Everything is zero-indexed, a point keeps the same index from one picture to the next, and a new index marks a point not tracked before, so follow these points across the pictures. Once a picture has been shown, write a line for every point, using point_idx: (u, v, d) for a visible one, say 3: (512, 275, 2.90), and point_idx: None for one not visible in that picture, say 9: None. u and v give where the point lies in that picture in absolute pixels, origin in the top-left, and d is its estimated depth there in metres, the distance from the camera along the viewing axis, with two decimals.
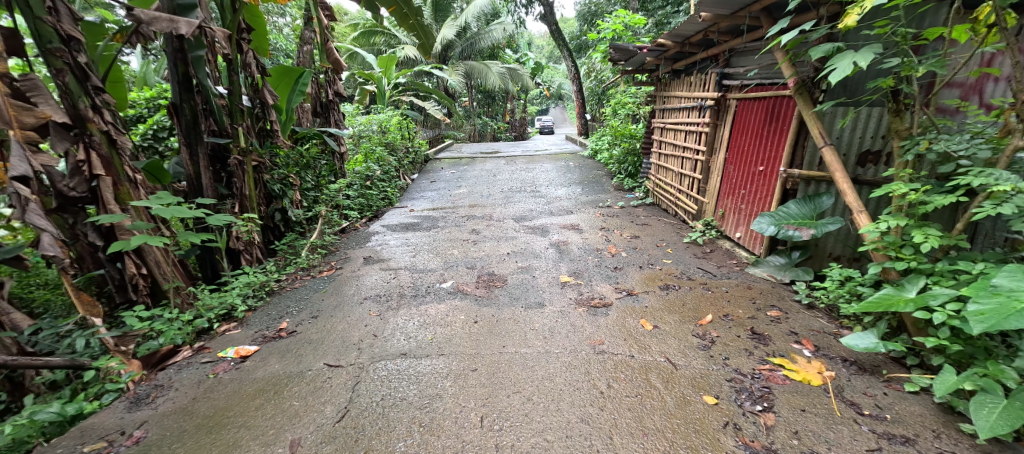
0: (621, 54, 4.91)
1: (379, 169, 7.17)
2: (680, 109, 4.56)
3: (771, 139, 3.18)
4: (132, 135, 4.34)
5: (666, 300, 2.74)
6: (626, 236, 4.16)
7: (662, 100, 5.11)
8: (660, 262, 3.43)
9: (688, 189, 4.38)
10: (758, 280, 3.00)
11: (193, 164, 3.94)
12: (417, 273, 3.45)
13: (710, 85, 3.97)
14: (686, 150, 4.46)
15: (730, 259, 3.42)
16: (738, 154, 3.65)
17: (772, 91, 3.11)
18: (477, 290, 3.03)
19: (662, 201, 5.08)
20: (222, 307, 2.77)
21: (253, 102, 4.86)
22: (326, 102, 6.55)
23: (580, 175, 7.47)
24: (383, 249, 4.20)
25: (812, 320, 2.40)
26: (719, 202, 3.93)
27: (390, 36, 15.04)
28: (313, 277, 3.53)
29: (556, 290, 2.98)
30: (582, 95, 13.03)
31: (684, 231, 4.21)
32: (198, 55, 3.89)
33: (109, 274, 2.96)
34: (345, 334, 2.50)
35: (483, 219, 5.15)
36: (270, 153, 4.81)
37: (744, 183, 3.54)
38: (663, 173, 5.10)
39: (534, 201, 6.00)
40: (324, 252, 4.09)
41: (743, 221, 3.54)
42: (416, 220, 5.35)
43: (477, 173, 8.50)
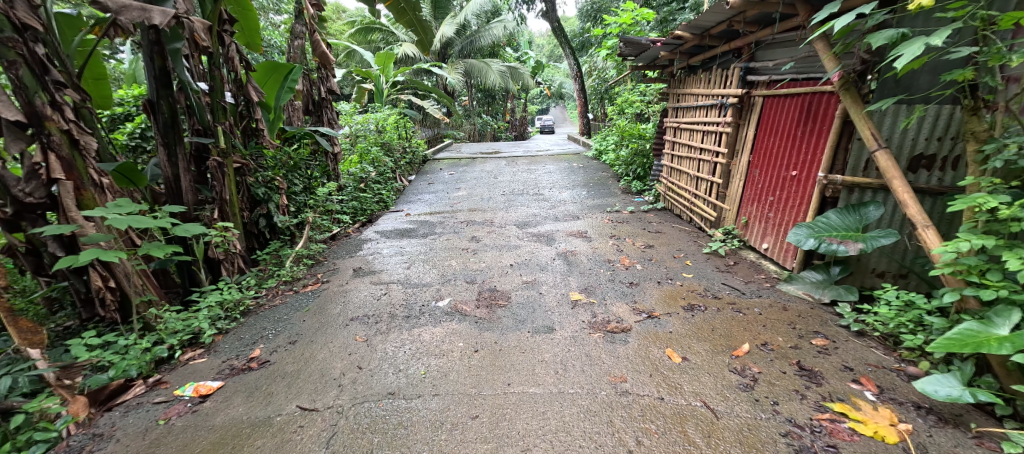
0: (631, 48, 4.59)
1: (374, 171, 6.83)
2: (696, 107, 4.21)
3: (806, 141, 2.85)
4: (118, 134, 4.02)
5: (693, 324, 2.40)
6: (639, 246, 3.83)
7: (676, 98, 4.75)
8: (680, 277, 3.10)
9: (705, 194, 4.05)
10: (793, 299, 2.67)
11: (171, 166, 3.60)
12: (411, 288, 3.12)
13: (731, 82, 3.64)
14: (702, 152, 4.13)
15: (757, 273, 3.09)
16: (765, 157, 3.32)
17: (808, 87, 2.78)
18: (477, 311, 2.68)
19: (675, 206, 4.75)
20: (187, 331, 2.43)
21: (237, 99, 4.51)
22: (318, 100, 6.19)
23: (585, 177, 7.13)
24: (375, 259, 3.87)
25: (866, 352, 2.07)
26: (742, 209, 3.61)
27: (389, 33, 14.67)
28: (296, 291, 3.19)
29: (566, 311, 2.64)
30: (584, 94, 12.67)
31: (701, 240, 3.89)
32: (177, 48, 3.60)
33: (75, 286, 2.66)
34: (326, 365, 2.17)
35: (484, 225, 4.80)
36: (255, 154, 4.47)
37: (772, 189, 3.21)
38: (676, 176, 4.76)
39: (537, 205, 5.67)
40: (311, 262, 3.75)
41: (771, 231, 3.22)
42: (413, 226, 5.03)
43: (477, 174, 8.16)
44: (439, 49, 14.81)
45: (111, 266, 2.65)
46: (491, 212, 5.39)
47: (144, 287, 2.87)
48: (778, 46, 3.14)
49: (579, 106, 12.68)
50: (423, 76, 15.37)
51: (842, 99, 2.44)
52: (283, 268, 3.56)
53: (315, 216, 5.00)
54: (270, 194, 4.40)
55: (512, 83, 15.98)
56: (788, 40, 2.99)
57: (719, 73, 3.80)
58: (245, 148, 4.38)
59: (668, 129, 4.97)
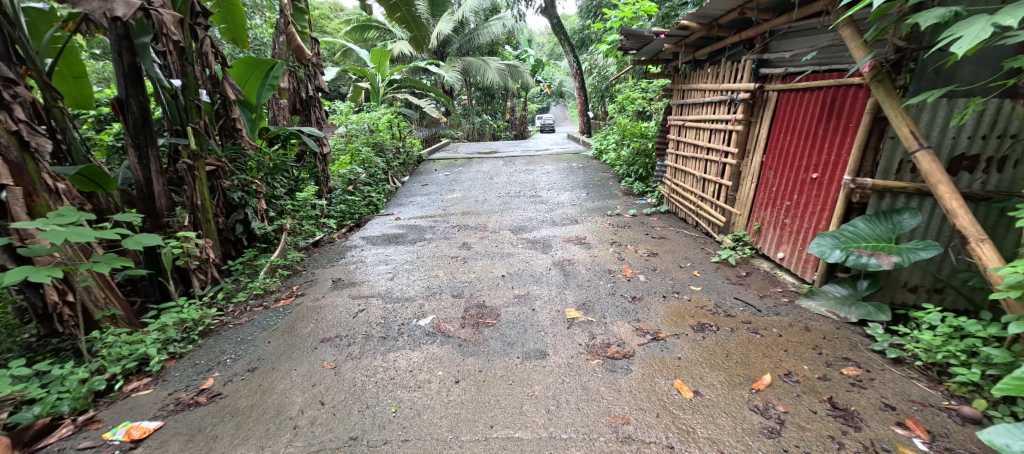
0: (633, 42, 4.31)
1: (364, 172, 6.54)
2: (702, 103, 3.91)
3: (828, 140, 2.57)
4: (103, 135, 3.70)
5: (704, 348, 2.12)
6: (642, 254, 3.54)
7: (681, 95, 4.45)
8: (688, 290, 2.81)
9: (713, 197, 3.77)
10: (816, 318, 2.39)
11: (142, 168, 3.31)
12: (392, 304, 2.83)
13: (741, 76, 3.34)
14: (709, 152, 3.84)
15: (772, 286, 2.80)
16: (781, 158, 3.02)
17: (833, 79, 2.48)
18: (462, 332, 2.39)
19: (680, 209, 4.46)
20: (134, 358, 2.16)
21: (213, 97, 4.23)
22: (304, 98, 5.91)
23: (585, 178, 6.84)
24: (357, 269, 3.59)
25: (907, 385, 1.79)
26: (754, 214, 3.32)
27: (385, 31, 14.36)
28: (266, 307, 2.91)
29: (561, 332, 2.36)
30: (584, 92, 12.36)
31: (708, 247, 3.60)
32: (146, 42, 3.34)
33: (32, 302, 2.36)
34: (284, 399, 1.89)
35: (476, 231, 4.51)
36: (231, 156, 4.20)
37: (788, 193, 2.92)
38: (681, 178, 4.47)
39: (533, 208, 5.38)
40: (287, 272, 3.47)
41: (787, 238, 2.93)
42: (402, 231, 4.75)
43: (473, 175, 7.87)
44: (436, 47, 14.51)
45: (69, 278, 2.38)
46: (485, 216, 5.11)
47: (106, 301, 2.61)
48: (795, 35, 2.85)
49: (579, 105, 12.40)
50: (420, 74, 15.06)
51: (874, 93, 2.15)
52: (256, 279, 3.28)
53: (299, 220, 4.73)
54: (248, 198, 4.12)
55: (511, 82, 15.67)
56: (807, 27, 2.70)
57: (728, 66, 3.49)
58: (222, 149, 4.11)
59: (672, 127, 4.67)
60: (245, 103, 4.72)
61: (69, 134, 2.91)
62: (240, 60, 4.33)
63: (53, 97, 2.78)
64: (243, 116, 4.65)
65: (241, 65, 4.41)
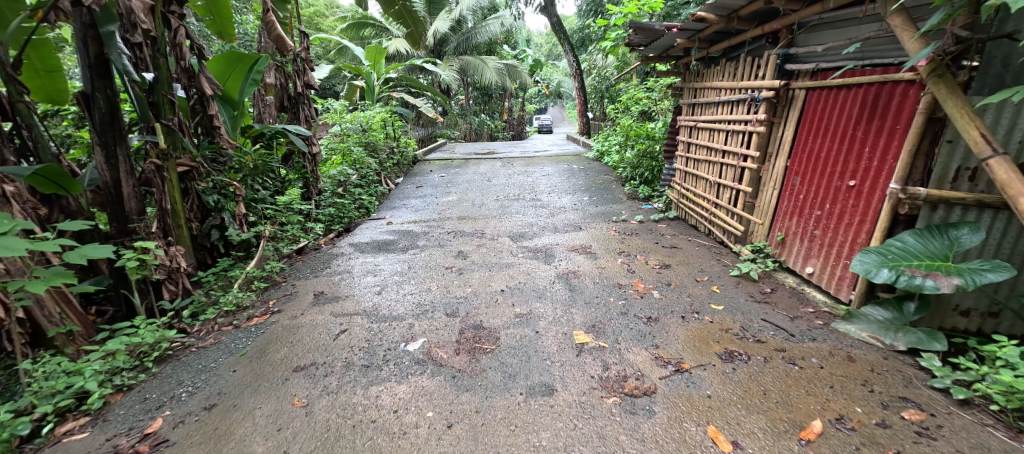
0: (642, 37, 4.01)
1: (355, 173, 6.22)
2: (717, 102, 3.62)
3: (869, 143, 2.29)
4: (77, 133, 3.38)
5: (736, 384, 1.83)
6: (654, 266, 3.24)
7: (693, 93, 4.16)
8: (708, 309, 2.52)
9: (729, 204, 3.48)
10: (857, 345, 2.11)
11: (110, 169, 2.94)
12: (378, 324, 2.52)
13: (763, 72, 3.05)
14: (724, 155, 3.56)
15: (802, 306, 2.52)
16: (809, 163, 2.75)
17: (877, 75, 2.20)
18: (457, 360, 2.09)
19: (691, 216, 4.18)
20: (71, 393, 1.83)
21: (188, 92, 3.90)
22: (292, 95, 5.55)
23: (586, 181, 6.55)
24: (343, 281, 3.27)
25: (985, 435, 1.51)
26: (777, 223, 3.04)
27: (381, 29, 14.02)
28: (236, 326, 2.59)
29: (570, 360, 2.06)
30: (584, 92, 12.08)
31: (725, 258, 3.31)
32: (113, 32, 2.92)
33: None
34: (243, 449, 1.58)
35: (473, 238, 4.20)
36: (208, 156, 3.87)
37: (818, 201, 2.64)
38: (691, 182, 4.19)
39: (533, 213, 5.09)
40: (264, 284, 3.15)
41: (817, 252, 2.65)
42: (393, 237, 4.43)
43: (469, 177, 7.56)
44: (433, 45, 14.19)
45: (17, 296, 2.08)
46: (482, 221, 4.81)
47: (64, 314, 2.30)
48: (826, 27, 2.57)
49: (579, 105, 12.13)
50: (416, 73, 14.73)
51: (932, 91, 1.88)
52: (229, 293, 2.95)
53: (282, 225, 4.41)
54: (224, 201, 3.79)
55: (509, 81, 15.37)
56: (843, 18, 2.42)
57: (747, 62, 3.20)
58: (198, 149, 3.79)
59: (682, 128, 4.38)
60: (226, 99, 4.39)
61: (35, 133, 2.64)
62: (219, 53, 4.01)
63: (19, 91, 2.57)
64: (223, 113, 4.32)
65: (220, 58, 4.09)
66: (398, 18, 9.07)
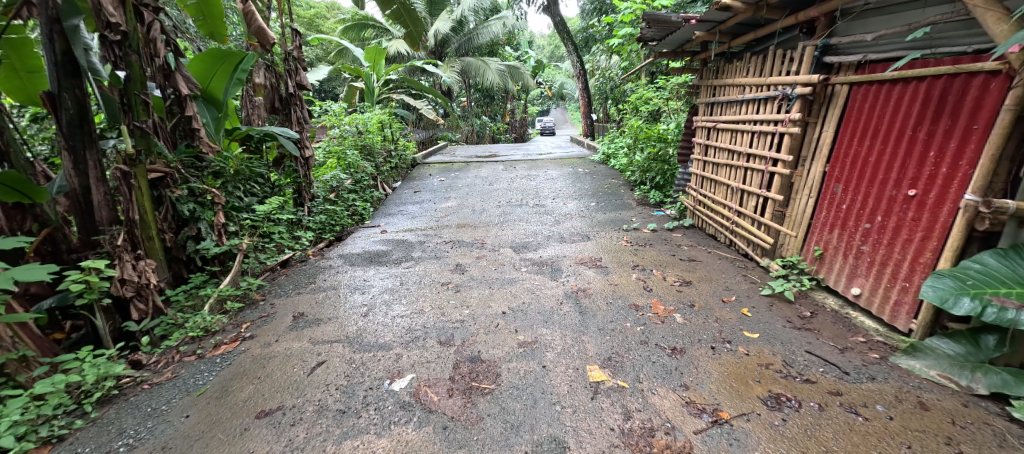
0: (656, 31, 3.67)
1: (350, 177, 5.90)
2: (740, 101, 3.28)
3: (935, 146, 1.96)
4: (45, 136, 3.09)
5: (791, 442, 1.49)
6: (672, 283, 2.91)
7: (711, 91, 3.81)
8: (742, 338, 2.18)
9: (755, 213, 3.15)
10: (926, 387, 1.77)
11: (79, 175, 2.61)
12: (361, 354, 2.19)
13: (796, 67, 2.72)
14: (748, 159, 3.22)
15: (850, 335, 2.18)
16: (853, 168, 2.41)
17: (945, 67, 1.87)
18: (449, 404, 1.76)
19: (709, 224, 3.84)
20: None
21: (164, 92, 3.59)
22: (284, 96, 5.22)
23: (593, 185, 6.22)
24: (327, 300, 2.95)
25: None
26: (813, 236, 2.70)
27: (381, 30, 13.75)
28: (200, 356, 2.27)
29: (584, 406, 1.72)
30: (588, 93, 11.75)
31: (752, 274, 2.97)
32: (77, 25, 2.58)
33: None
34: None
35: (472, 249, 3.87)
36: (185, 160, 3.56)
37: (866, 213, 2.31)
38: (710, 188, 3.85)
39: (537, 220, 4.75)
40: (239, 305, 2.82)
41: (864, 270, 2.32)
42: (386, 247, 4.11)
43: (470, 181, 7.25)
44: (434, 46, 13.90)
45: None
46: (483, 230, 4.48)
47: (19, 339, 1.95)
48: (876, 13, 2.24)
49: (582, 106, 11.79)
50: (417, 75, 14.49)
51: None
52: (198, 315, 2.63)
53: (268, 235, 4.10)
54: (201, 210, 3.45)
55: (511, 83, 15.07)
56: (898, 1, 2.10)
57: (777, 56, 2.86)
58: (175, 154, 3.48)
59: (699, 129, 4.04)
60: (209, 99, 4.12)
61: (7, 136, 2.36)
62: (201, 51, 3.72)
63: None
64: (207, 114, 4.05)
65: (202, 57, 3.80)
66: (396, 18, 8.78)
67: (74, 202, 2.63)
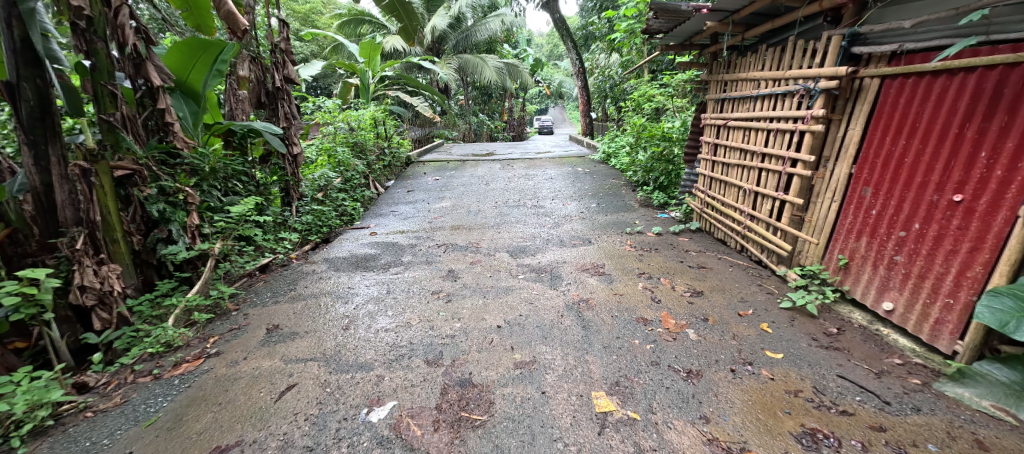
0: (664, 21, 3.44)
1: (340, 176, 5.65)
2: (754, 97, 3.06)
3: (987, 146, 1.74)
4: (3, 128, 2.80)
5: None
6: (682, 293, 2.68)
7: (721, 87, 3.58)
8: (765, 359, 1.95)
9: (770, 218, 2.93)
10: (980, 421, 1.54)
11: (41, 173, 2.33)
12: (337, 376, 1.95)
13: (819, 59, 2.49)
14: (763, 159, 2.99)
15: (884, 356, 1.96)
16: (885, 169, 2.19)
17: (1004, 55, 1.64)
18: (434, 441, 1.52)
19: (718, 228, 3.62)
20: None
21: (134, 83, 3.33)
22: (271, 90, 4.91)
23: (593, 185, 5.99)
24: (306, 310, 2.70)
25: None
26: (837, 243, 2.48)
27: (377, 25, 13.44)
28: (157, 377, 2.02)
29: (590, 443, 1.49)
30: (587, 92, 11.51)
31: (768, 284, 2.75)
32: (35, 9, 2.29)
33: None
34: None
35: (466, 254, 3.62)
36: (157, 157, 3.29)
37: (901, 219, 2.09)
38: (719, 190, 3.62)
39: (536, 222, 4.52)
40: (208, 316, 2.57)
41: (897, 283, 2.10)
42: (375, 251, 3.86)
43: (466, 180, 7.00)
44: (430, 43, 13.61)
45: None
46: (478, 232, 4.24)
47: None
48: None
49: (581, 104, 11.54)
50: (415, 72, 14.22)
51: None
52: (161, 328, 2.38)
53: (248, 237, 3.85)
54: (172, 211, 3.14)
55: (509, 81, 14.82)
56: None
57: (797, 47, 2.63)
58: (145, 149, 3.21)
59: (707, 128, 3.81)
60: (187, 92, 3.87)
61: None
62: (177, 41, 3.44)
63: None
64: (184, 108, 3.82)
65: (180, 48, 3.53)
66: (390, 12, 8.50)
67: (33, 202, 2.34)
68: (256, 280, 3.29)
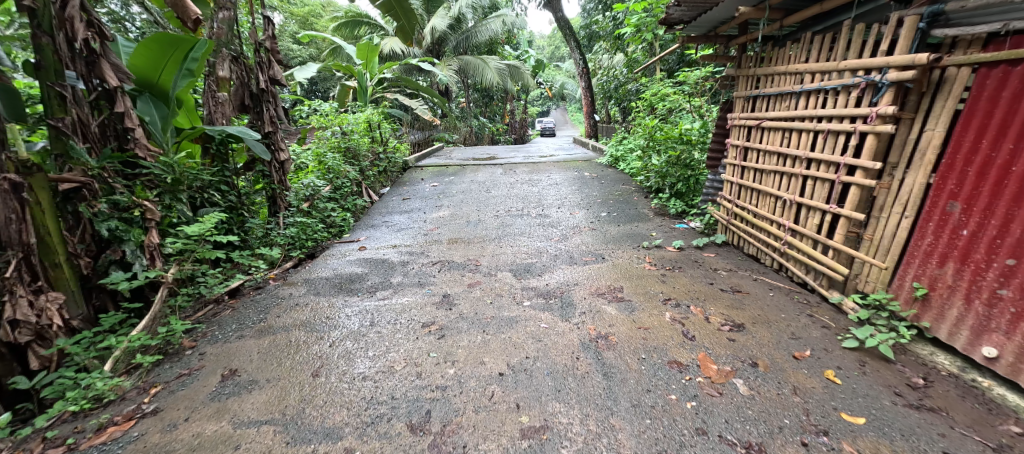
0: (687, 9, 3.02)
1: (329, 184, 5.24)
2: (796, 93, 2.64)
3: None
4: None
5: None
6: (720, 327, 2.24)
7: (753, 83, 3.16)
8: (843, 425, 1.52)
9: (817, 234, 2.51)
10: None
11: None
12: (295, 449, 1.53)
13: (886, 47, 2.07)
14: (808, 165, 2.57)
15: (996, 422, 1.52)
16: (980, 182, 1.80)
17: None
18: None
19: (749, 242, 3.19)
20: None
21: (92, 83, 2.83)
22: (256, 92, 4.33)
23: (602, 192, 5.57)
24: (274, 348, 2.29)
25: None
26: (910, 268, 2.06)
27: (375, 26, 13.05)
28: (71, 448, 1.60)
29: None
30: (592, 93, 11.09)
31: (821, 314, 2.32)
32: None
33: None
34: None
35: (464, 274, 3.19)
36: (114, 168, 2.80)
37: (1006, 245, 1.69)
38: (750, 200, 3.19)
39: (541, 235, 4.10)
40: (155, 358, 2.15)
41: (1000, 324, 1.69)
42: (362, 270, 3.44)
43: (466, 187, 6.59)
44: (430, 44, 13.24)
45: None
46: (477, 247, 3.82)
47: None
48: None
49: (586, 106, 11.10)
50: (414, 74, 13.84)
51: None
52: (95, 375, 1.97)
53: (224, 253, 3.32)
54: (126, 229, 2.62)
55: (511, 83, 14.41)
56: None
57: (855, 33, 2.21)
58: (96, 159, 2.74)
59: (735, 129, 3.39)
60: (156, 95, 3.39)
61: None
62: (151, 35, 3.02)
63: None
64: (153, 111, 3.30)
65: (151, 43, 3.08)
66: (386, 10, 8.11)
67: None
68: (223, 307, 2.88)
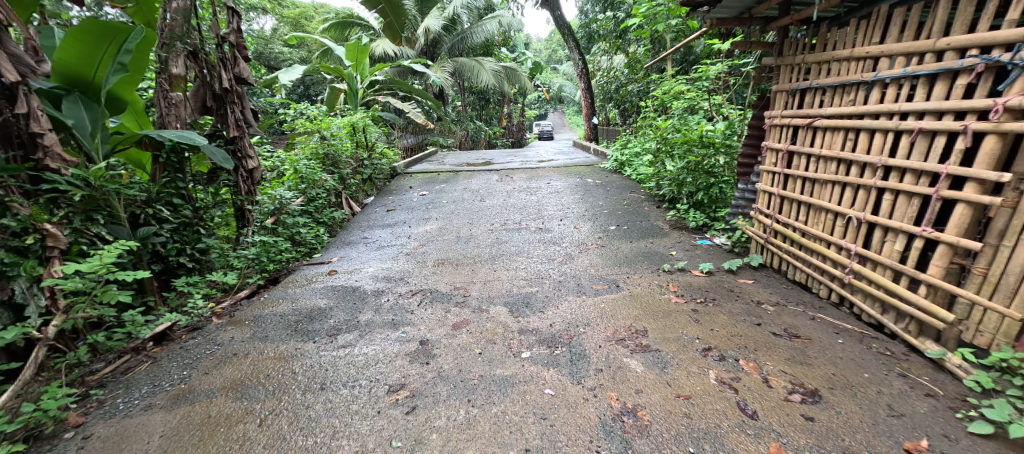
0: None
1: (303, 195, 4.66)
2: (866, 82, 2.08)
3: None
4: None
5: None
6: (786, 395, 1.66)
7: (798, 73, 2.61)
8: None
9: (899, 264, 1.94)
10: None
11: None
12: None
13: (1015, 14, 1.52)
14: (884, 175, 2.01)
15: None
16: None
17: None
18: None
19: (797, 266, 2.61)
20: None
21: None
22: (219, 93, 3.54)
23: (608, 201, 5.00)
24: (187, 426, 1.70)
25: None
26: None
27: (366, 28, 12.49)
28: None
29: None
30: (592, 94, 10.55)
31: (916, 374, 1.75)
32: None
33: None
34: None
35: (449, 309, 2.60)
36: (14, 183, 2.13)
37: None
38: (797, 216, 2.62)
39: (541, 254, 3.51)
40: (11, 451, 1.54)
41: None
42: (326, 303, 2.84)
43: (457, 196, 6.02)
44: (423, 46, 12.69)
45: None
46: (466, 271, 3.22)
47: None
48: None
49: (585, 108, 10.57)
50: (407, 76, 13.28)
51: None
52: None
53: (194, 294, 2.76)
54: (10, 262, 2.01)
55: (508, 85, 13.85)
56: None
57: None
58: None
59: (774, 130, 2.84)
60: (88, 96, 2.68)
61: None
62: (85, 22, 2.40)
63: None
64: (81, 114, 2.59)
65: (85, 32, 2.45)
66: None
67: None
68: (143, 357, 2.29)
